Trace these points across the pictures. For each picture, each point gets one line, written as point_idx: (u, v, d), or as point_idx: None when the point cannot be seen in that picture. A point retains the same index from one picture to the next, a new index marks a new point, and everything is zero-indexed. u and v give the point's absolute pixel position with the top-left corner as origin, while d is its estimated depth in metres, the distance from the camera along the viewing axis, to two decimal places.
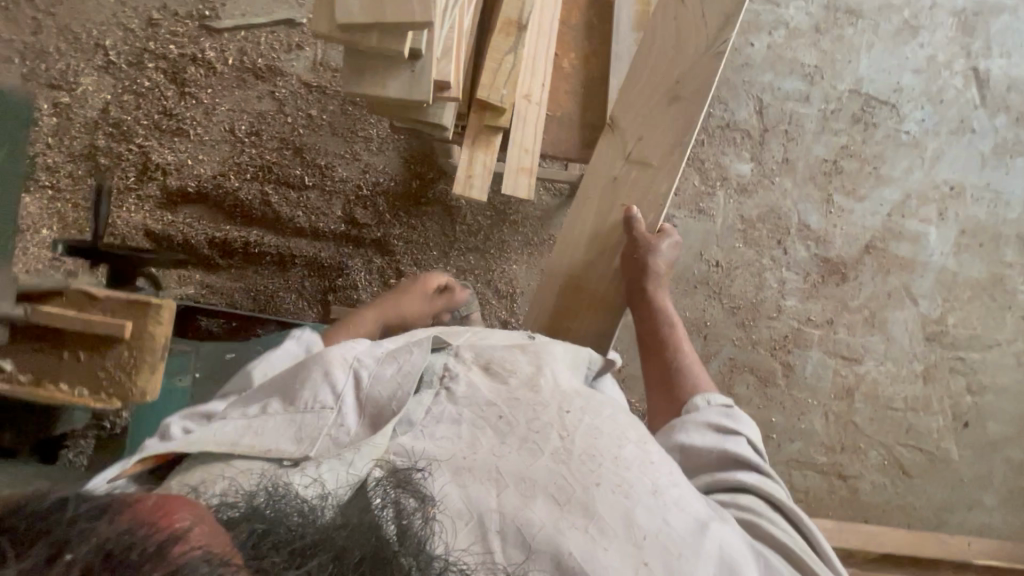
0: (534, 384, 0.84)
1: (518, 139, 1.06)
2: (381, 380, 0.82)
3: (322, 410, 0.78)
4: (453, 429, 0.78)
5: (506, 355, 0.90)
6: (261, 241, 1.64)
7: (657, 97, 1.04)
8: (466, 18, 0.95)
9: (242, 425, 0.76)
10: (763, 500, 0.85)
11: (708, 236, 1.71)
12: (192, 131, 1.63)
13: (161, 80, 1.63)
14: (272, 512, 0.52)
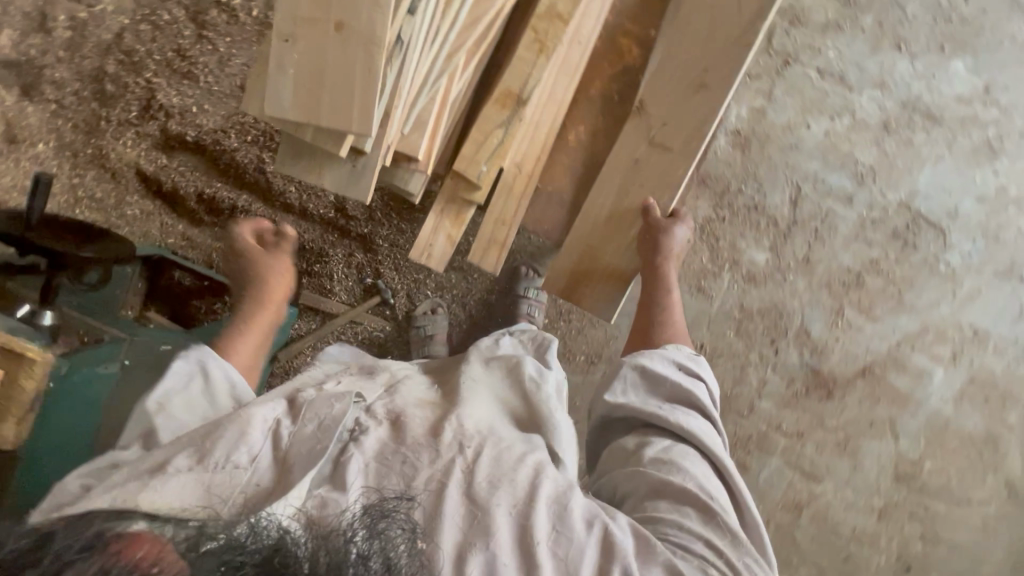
0: (435, 430, 0.91)
1: (499, 211, 1.09)
2: (301, 433, 0.87)
3: (234, 468, 0.81)
4: (366, 462, 0.86)
5: (414, 407, 0.96)
6: (248, 208, 1.61)
7: (681, 87, 1.07)
8: (454, 88, 1.02)
9: (150, 475, 0.78)
10: (696, 447, 1.00)
11: (701, 317, 1.61)
12: (203, 78, 1.56)
13: (182, 17, 1.54)
14: (253, 543, 0.65)
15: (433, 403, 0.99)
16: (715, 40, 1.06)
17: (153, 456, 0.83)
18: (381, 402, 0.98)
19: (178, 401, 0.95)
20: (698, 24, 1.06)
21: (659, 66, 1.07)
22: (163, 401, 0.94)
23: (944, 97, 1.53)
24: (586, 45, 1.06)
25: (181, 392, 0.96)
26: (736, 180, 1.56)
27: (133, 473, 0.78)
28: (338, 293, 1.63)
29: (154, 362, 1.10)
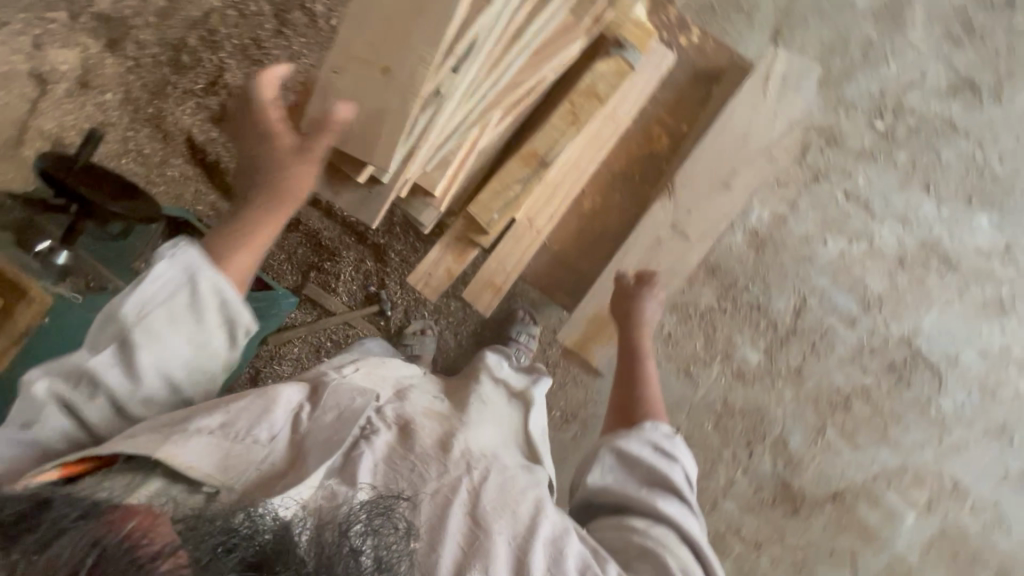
0: (444, 444, 0.87)
1: (502, 258, 1.13)
2: (323, 424, 0.84)
3: (252, 443, 0.79)
4: (378, 462, 0.83)
5: (424, 417, 0.92)
6: None
7: (711, 181, 1.13)
8: (484, 135, 1.07)
9: (168, 430, 0.76)
10: (675, 531, 0.89)
11: (682, 402, 1.61)
12: (270, 69, 1.66)
13: (266, 12, 1.65)
14: (247, 527, 0.62)
15: (448, 416, 0.95)
16: (747, 149, 1.12)
17: (178, 413, 0.80)
18: (391, 404, 0.92)
19: (159, 319, 0.80)
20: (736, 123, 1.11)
21: (692, 159, 1.12)
22: (144, 309, 0.79)
23: (963, 246, 1.55)
24: (620, 125, 1.12)
25: (163, 303, 0.80)
26: (744, 278, 1.58)
27: (158, 425, 0.77)
28: (340, 293, 1.68)
29: None
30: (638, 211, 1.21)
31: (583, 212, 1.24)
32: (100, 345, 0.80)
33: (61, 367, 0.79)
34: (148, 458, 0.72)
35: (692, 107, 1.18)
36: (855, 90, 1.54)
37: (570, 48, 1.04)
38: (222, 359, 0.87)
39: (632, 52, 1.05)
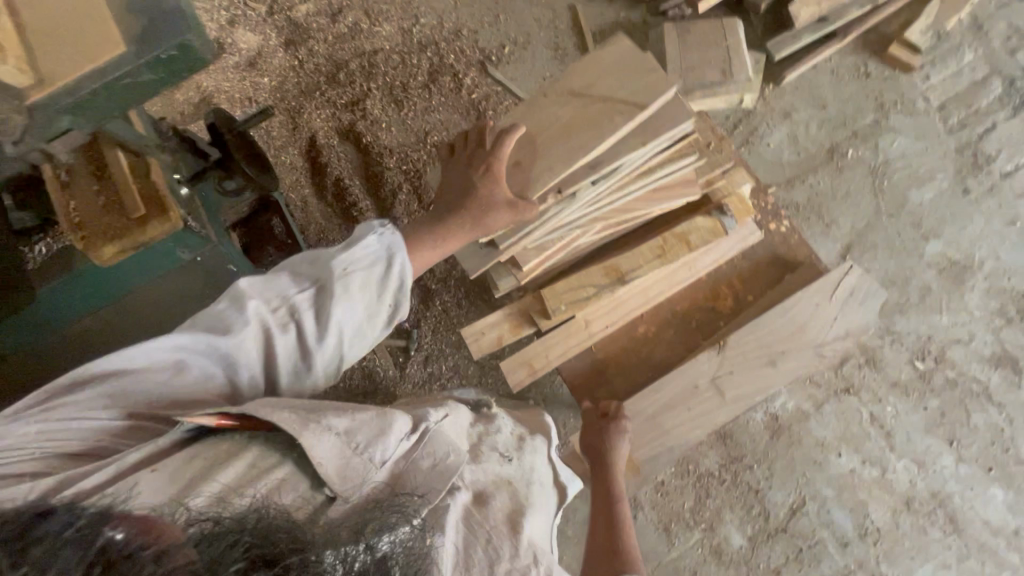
0: (513, 526, 0.91)
1: (547, 347, 1.19)
2: (416, 466, 0.86)
3: (368, 461, 0.80)
4: (460, 520, 0.84)
5: (494, 488, 0.96)
6: (363, 211, 1.82)
7: (758, 355, 1.18)
8: (582, 239, 1.16)
9: (304, 414, 0.79)
10: None
11: (651, 556, 1.55)
12: (405, 110, 1.88)
13: (423, 67, 1.90)
14: (256, 525, 0.61)
15: (513, 498, 0.98)
16: (800, 340, 1.18)
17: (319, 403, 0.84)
18: (469, 469, 0.95)
19: (353, 282, 0.90)
20: (798, 312, 1.18)
21: (749, 328, 1.18)
22: (348, 268, 0.90)
23: (973, 512, 1.54)
24: (694, 274, 1.20)
25: (364, 269, 0.91)
26: (752, 457, 1.59)
27: (304, 407, 0.81)
28: None
29: (208, 269, 1.19)
30: (683, 355, 1.22)
31: (633, 335, 1.23)
32: (299, 280, 0.90)
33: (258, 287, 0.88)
34: (289, 434, 0.77)
35: (762, 283, 1.23)
36: (904, 324, 1.63)
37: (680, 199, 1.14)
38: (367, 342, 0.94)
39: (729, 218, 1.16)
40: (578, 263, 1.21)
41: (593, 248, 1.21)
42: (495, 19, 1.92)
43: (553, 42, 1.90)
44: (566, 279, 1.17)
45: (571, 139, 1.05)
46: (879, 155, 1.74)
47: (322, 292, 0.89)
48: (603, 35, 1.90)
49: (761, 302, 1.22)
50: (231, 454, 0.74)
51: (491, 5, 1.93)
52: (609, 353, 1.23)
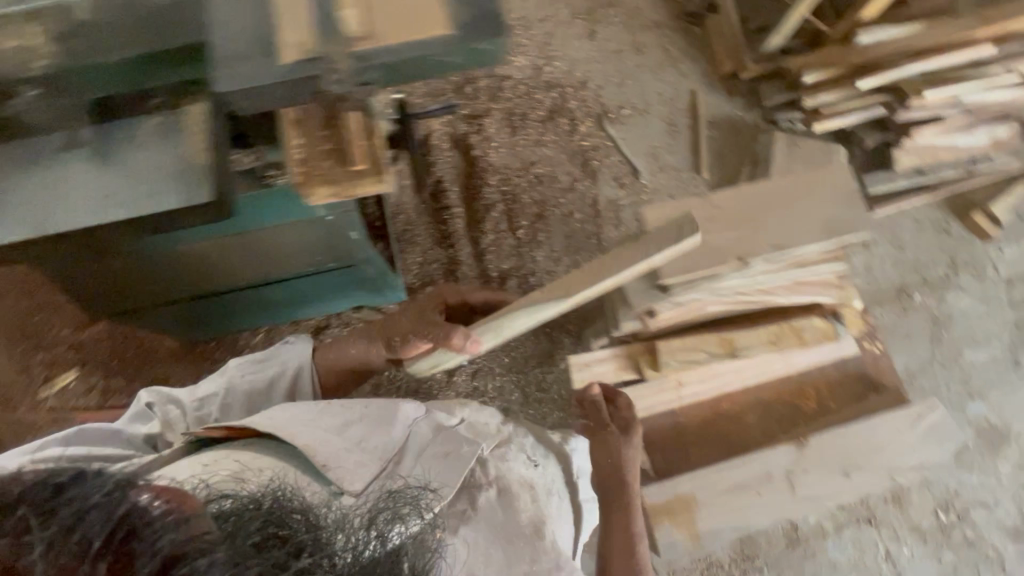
0: (538, 530, 0.87)
1: (633, 397, 1.15)
2: (429, 455, 0.89)
3: (376, 457, 0.86)
4: (479, 516, 0.83)
5: (519, 487, 0.90)
6: (454, 217, 1.88)
7: (836, 464, 1.14)
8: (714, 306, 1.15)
9: (303, 421, 0.88)
10: None
11: None
12: (517, 137, 1.97)
13: (544, 103, 2.01)
14: (271, 505, 0.67)
15: (534, 499, 0.91)
16: (872, 461, 1.15)
17: (327, 411, 0.93)
18: (495, 460, 0.92)
19: (259, 371, 1.15)
20: (885, 429, 1.15)
21: (833, 434, 1.15)
22: (245, 372, 1.14)
23: None
24: (791, 371, 1.16)
25: (262, 376, 1.15)
26: (764, 559, 1.59)
27: (307, 410, 0.92)
28: None
29: (328, 230, 1.21)
30: (760, 441, 1.19)
31: (714, 409, 1.19)
32: (199, 388, 1.11)
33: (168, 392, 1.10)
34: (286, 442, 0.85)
35: (850, 392, 1.20)
36: (937, 473, 1.66)
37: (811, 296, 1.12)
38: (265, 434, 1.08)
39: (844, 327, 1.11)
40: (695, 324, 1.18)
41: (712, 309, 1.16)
42: (621, 82, 2.05)
43: (668, 117, 2.03)
44: (678, 334, 1.16)
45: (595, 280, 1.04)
46: (942, 307, 1.83)
47: (223, 389, 1.11)
48: (715, 124, 2.02)
49: (848, 408, 1.18)
50: (238, 456, 0.82)
51: (620, 69, 2.07)
52: (686, 421, 1.19)
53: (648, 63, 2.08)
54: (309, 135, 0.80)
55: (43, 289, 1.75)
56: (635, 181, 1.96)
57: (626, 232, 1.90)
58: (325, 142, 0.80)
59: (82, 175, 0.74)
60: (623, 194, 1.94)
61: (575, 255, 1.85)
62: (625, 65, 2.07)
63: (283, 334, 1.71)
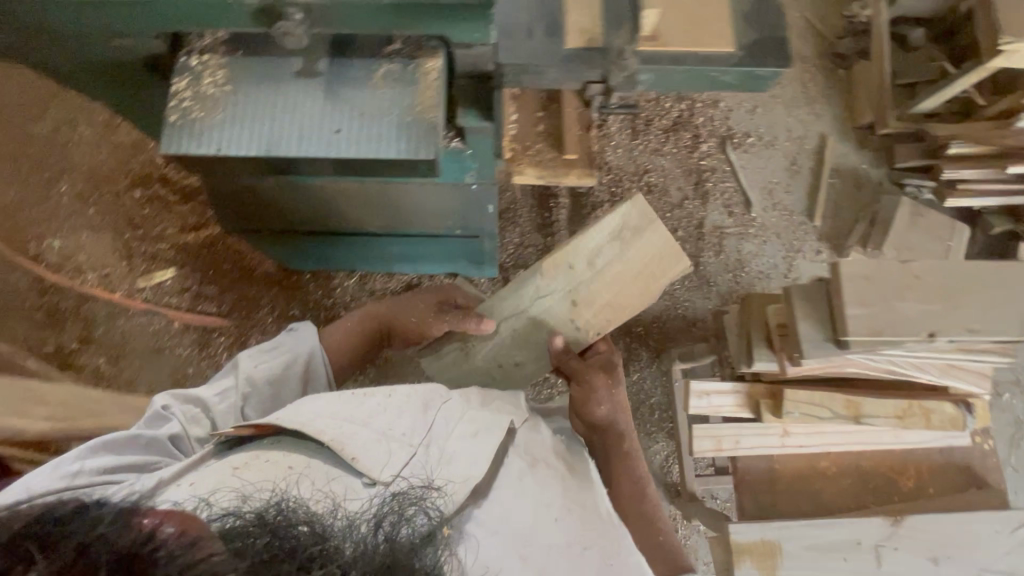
0: (569, 504, 0.80)
1: (738, 433, 1.12)
2: (454, 435, 0.80)
3: (410, 447, 0.76)
4: (506, 483, 0.78)
5: (548, 463, 0.85)
6: (559, 207, 1.86)
7: (928, 549, 1.07)
8: (855, 367, 1.03)
9: (319, 410, 0.77)
10: None
11: None
12: (638, 141, 1.92)
13: (672, 112, 1.95)
14: (272, 519, 0.59)
15: (561, 479, 0.84)
16: (967, 554, 1.07)
17: (346, 398, 0.80)
18: (524, 439, 0.88)
19: (277, 357, 1.00)
20: (987, 527, 1.08)
21: (932, 518, 1.08)
22: (257, 366, 0.98)
23: None
24: (898, 446, 1.13)
25: (280, 365, 1.00)
26: None
27: (316, 400, 0.79)
28: None
29: (468, 199, 1.22)
30: (851, 506, 1.13)
31: (811, 464, 1.15)
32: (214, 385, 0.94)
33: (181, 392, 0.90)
34: (307, 441, 0.75)
35: (947, 482, 1.16)
36: None
37: (968, 384, 1.05)
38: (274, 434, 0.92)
39: (972, 418, 1.06)
40: (828, 380, 1.10)
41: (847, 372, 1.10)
42: (753, 108, 1.99)
43: (792, 155, 1.97)
44: (807, 384, 1.09)
45: (630, 287, 1.12)
46: None
47: (240, 386, 0.95)
48: (838, 173, 1.97)
49: (948, 496, 1.14)
50: (268, 456, 0.73)
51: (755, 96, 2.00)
52: (781, 468, 1.15)
53: (784, 95, 2.01)
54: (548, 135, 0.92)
55: (159, 185, 1.81)
56: (744, 212, 1.91)
57: (725, 261, 1.87)
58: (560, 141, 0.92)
59: (311, 100, 0.78)
60: (730, 223, 1.90)
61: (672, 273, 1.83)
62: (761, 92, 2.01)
63: (375, 282, 1.75)
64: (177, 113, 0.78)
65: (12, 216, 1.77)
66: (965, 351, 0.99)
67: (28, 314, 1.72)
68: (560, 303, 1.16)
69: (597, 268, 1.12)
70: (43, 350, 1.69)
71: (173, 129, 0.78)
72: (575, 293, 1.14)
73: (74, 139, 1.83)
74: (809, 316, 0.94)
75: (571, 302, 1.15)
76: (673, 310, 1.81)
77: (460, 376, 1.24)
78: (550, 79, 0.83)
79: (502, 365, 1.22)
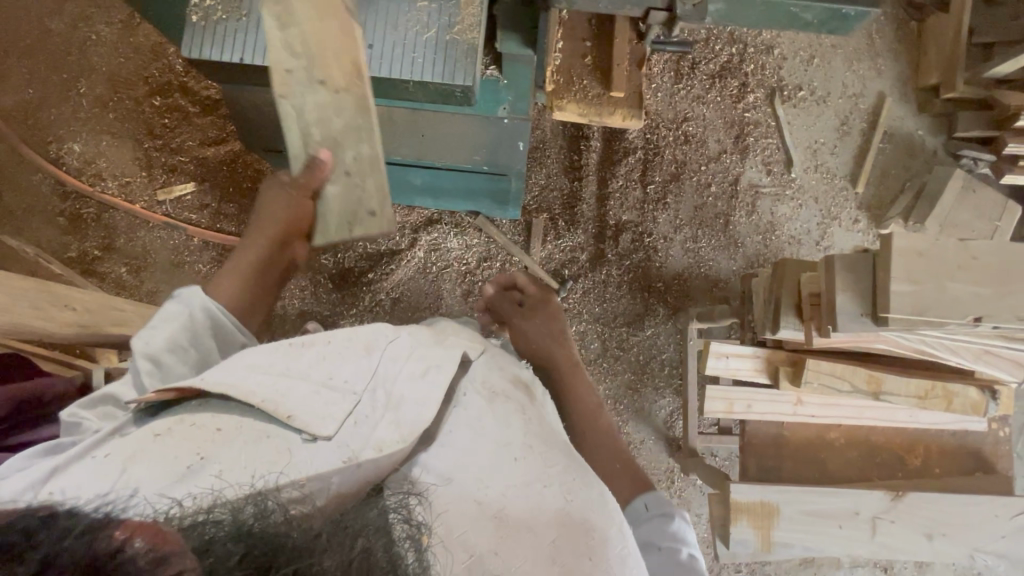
0: (528, 443, 0.77)
1: (754, 399, 1.11)
2: (402, 376, 0.77)
3: (348, 397, 0.74)
4: (464, 419, 0.77)
5: (505, 397, 0.82)
6: (589, 151, 1.76)
7: (927, 526, 1.07)
8: (881, 343, 1.01)
9: (240, 366, 0.73)
10: None
11: None
12: (680, 86, 1.79)
13: (720, 55, 1.80)
14: (259, 531, 0.51)
15: (521, 412, 0.81)
16: (966, 535, 1.07)
17: (283, 347, 0.77)
18: (481, 368, 0.85)
19: (162, 329, 0.81)
20: (990, 510, 1.07)
21: (936, 497, 1.08)
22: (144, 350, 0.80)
23: None
24: (911, 425, 1.12)
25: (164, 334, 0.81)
26: (775, 569, 1.72)
27: (261, 353, 0.76)
28: (547, 251, 1.74)
29: (496, 134, 1.16)
30: (856, 477, 1.14)
31: (821, 434, 1.15)
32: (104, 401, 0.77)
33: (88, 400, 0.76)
34: (234, 403, 0.71)
35: (958, 465, 1.16)
36: None
37: (1004, 373, 1.01)
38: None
39: (995, 405, 1.06)
40: (852, 353, 1.08)
41: (873, 349, 1.07)
42: (810, 59, 1.83)
43: (845, 115, 1.84)
44: (830, 357, 1.07)
45: (336, 46, 0.92)
46: None
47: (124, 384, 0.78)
48: (890, 138, 1.84)
49: (954, 477, 1.14)
50: (196, 420, 0.69)
51: (814, 44, 1.84)
52: (790, 435, 1.15)
53: (846, 46, 1.84)
54: (571, 71, 1.18)
55: (179, 94, 1.75)
56: (783, 172, 1.81)
57: (756, 223, 1.79)
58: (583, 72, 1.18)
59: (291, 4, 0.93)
60: (768, 182, 1.80)
61: (698, 229, 1.77)
62: (822, 40, 1.84)
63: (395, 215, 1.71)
64: (199, 13, 0.95)
65: (32, 115, 1.74)
66: (1009, 339, 0.95)
67: (52, 218, 1.73)
68: (319, 97, 0.96)
69: (307, 44, 0.92)
70: (66, 255, 1.72)
71: (194, 28, 0.95)
72: (317, 77, 0.94)
73: (91, 37, 1.75)
74: (849, 289, 0.90)
75: (320, 84, 0.95)
76: (694, 269, 1.77)
77: (350, 209, 1.03)
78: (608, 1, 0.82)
79: (353, 169, 1.00)
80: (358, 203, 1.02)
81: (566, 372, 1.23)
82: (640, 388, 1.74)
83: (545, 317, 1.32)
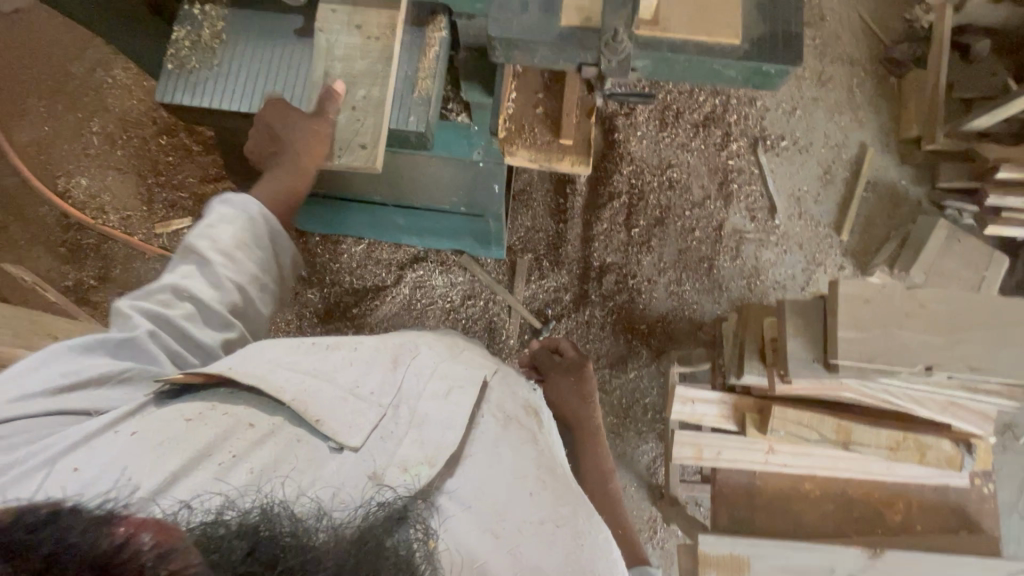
0: (542, 478, 0.75)
1: (723, 444, 1.10)
2: (425, 394, 0.76)
3: (376, 407, 0.74)
4: (487, 444, 0.75)
5: (518, 427, 0.80)
6: (576, 194, 1.81)
7: None
8: (848, 391, 1.01)
9: (273, 362, 0.74)
10: None
11: None
12: (668, 133, 1.83)
13: (705, 105, 1.85)
14: (267, 529, 0.50)
15: (533, 443, 0.79)
16: None
17: (309, 347, 0.78)
18: (498, 392, 0.84)
19: (226, 227, 0.89)
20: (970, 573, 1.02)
21: (913, 556, 1.03)
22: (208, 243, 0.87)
23: None
24: (888, 479, 1.09)
25: (225, 231, 0.89)
26: None
27: (281, 352, 0.76)
28: (533, 290, 1.76)
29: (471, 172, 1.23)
30: (830, 532, 1.10)
31: (795, 485, 1.12)
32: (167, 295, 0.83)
33: (145, 294, 0.83)
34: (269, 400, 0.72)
35: (939, 523, 1.11)
36: None
37: (969, 424, 1.03)
38: (271, 291, 0.94)
39: (972, 460, 1.04)
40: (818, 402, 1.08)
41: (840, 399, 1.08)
42: (792, 111, 1.88)
43: (828, 164, 1.87)
44: (799, 404, 1.07)
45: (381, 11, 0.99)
46: None
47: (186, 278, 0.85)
48: (873, 187, 1.86)
49: (934, 535, 1.09)
50: (228, 409, 0.69)
51: (795, 97, 1.89)
52: (763, 486, 1.12)
53: (828, 98, 1.89)
54: (525, 119, 1.15)
55: (184, 134, 1.83)
56: (769, 217, 1.83)
57: (741, 267, 1.80)
58: (537, 120, 1.15)
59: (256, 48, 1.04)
60: (754, 227, 1.82)
61: (687, 271, 1.78)
62: (803, 93, 1.89)
63: (382, 252, 1.74)
64: (174, 61, 1.02)
65: (44, 151, 1.84)
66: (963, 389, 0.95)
67: (54, 247, 1.79)
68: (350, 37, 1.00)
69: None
70: (66, 284, 1.77)
71: (169, 75, 1.02)
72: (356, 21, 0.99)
73: (106, 81, 1.86)
74: (801, 334, 0.93)
75: (356, 28, 0.99)
76: (682, 313, 1.77)
77: (344, 137, 0.98)
78: (541, 57, 0.87)
79: (360, 104, 0.98)
80: (355, 134, 0.98)
81: (588, 437, 1.25)
82: (621, 432, 1.71)
83: (575, 378, 1.31)
